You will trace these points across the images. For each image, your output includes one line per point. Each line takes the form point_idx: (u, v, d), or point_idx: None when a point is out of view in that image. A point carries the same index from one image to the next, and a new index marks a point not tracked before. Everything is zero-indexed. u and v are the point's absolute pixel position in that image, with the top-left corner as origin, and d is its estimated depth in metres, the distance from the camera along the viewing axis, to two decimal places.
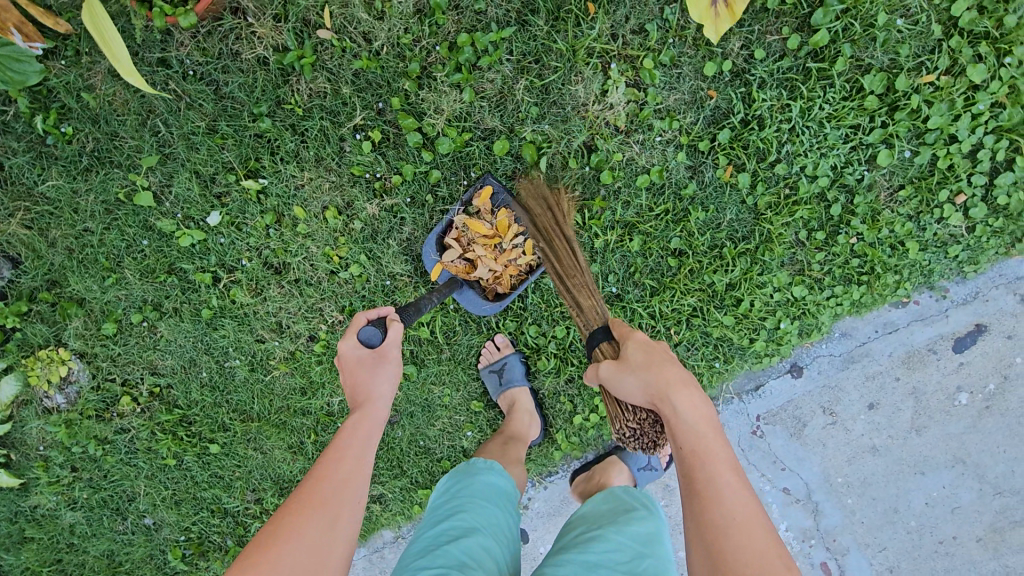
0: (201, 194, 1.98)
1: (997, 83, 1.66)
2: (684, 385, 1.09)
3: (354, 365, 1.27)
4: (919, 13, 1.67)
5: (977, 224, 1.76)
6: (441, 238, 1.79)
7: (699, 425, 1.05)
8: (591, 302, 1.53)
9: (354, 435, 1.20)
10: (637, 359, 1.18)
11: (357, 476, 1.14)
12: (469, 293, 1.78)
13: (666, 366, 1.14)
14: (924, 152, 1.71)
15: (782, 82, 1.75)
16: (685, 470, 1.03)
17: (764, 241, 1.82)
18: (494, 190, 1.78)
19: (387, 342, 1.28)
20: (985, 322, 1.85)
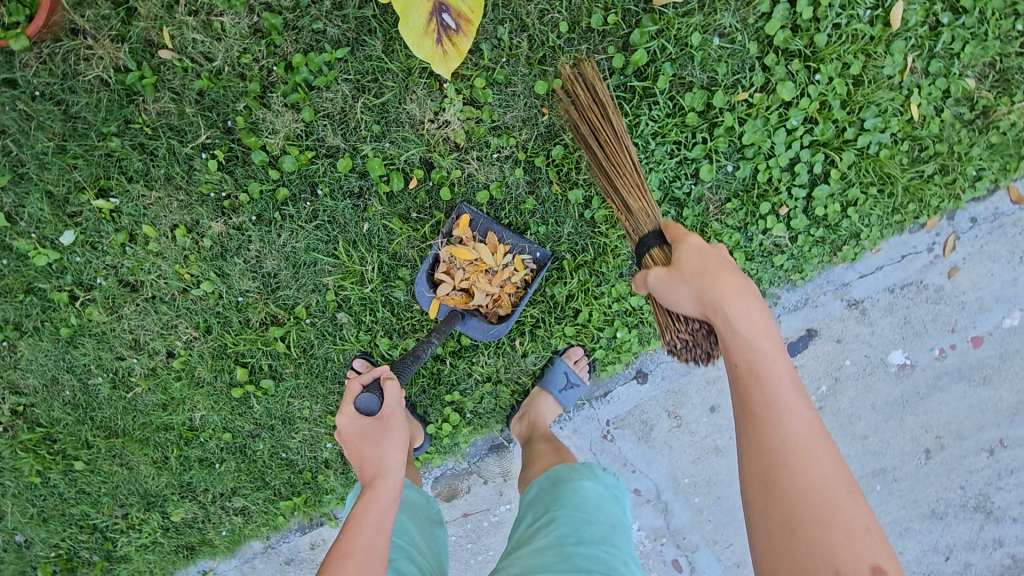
0: (53, 213, 1.97)
1: (806, 99, 1.75)
2: (742, 296, 1.11)
3: (359, 438, 1.32)
4: (734, 32, 1.75)
5: (800, 234, 1.82)
6: (430, 274, 1.76)
7: (783, 385, 1.01)
8: (642, 205, 1.50)
9: (368, 507, 1.20)
10: (688, 266, 1.20)
11: (376, 539, 1.15)
12: (472, 321, 1.74)
13: (720, 271, 1.16)
14: (744, 166, 1.78)
15: None
16: (755, 441, 0.97)
17: (601, 253, 1.87)
18: (472, 218, 1.80)
19: (386, 407, 1.33)
20: (815, 327, 1.92)
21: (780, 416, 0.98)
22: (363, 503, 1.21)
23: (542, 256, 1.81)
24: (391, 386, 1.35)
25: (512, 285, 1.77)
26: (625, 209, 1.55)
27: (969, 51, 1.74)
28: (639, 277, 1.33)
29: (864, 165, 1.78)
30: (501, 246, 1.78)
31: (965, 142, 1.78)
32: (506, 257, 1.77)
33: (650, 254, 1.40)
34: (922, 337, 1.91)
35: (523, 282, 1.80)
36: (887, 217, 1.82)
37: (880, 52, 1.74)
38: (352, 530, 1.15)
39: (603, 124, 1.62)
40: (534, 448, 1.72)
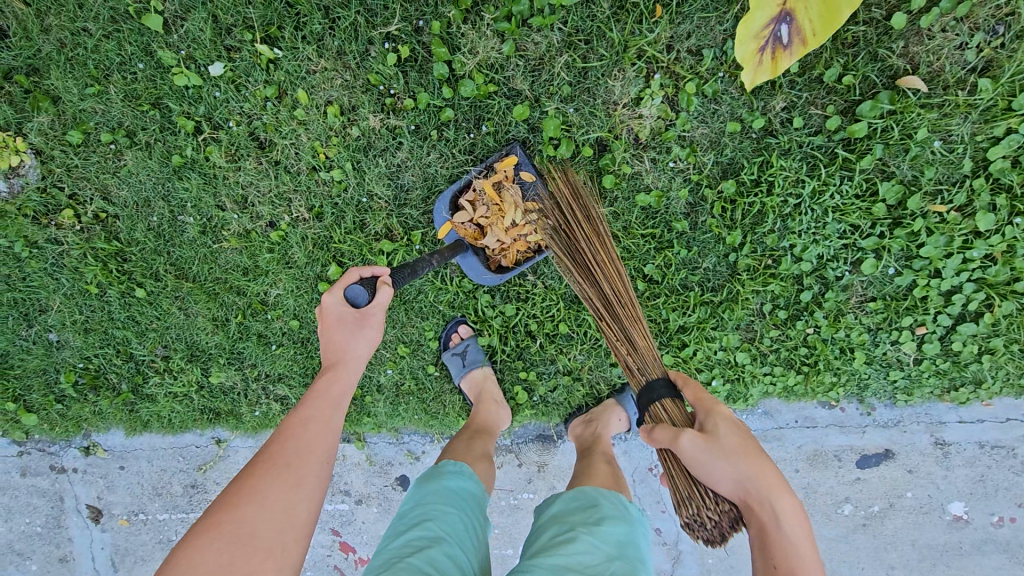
0: (212, 39, 1.88)
1: (998, 237, 1.68)
2: (783, 490, 1.21)
3: (338, 323, 1.32)
4: (958, 142, 1.66)
5: (925, 359, 1.79)
6: (456, 197, 1.75)
7: (795, 530, 1.18)
8: (648, 347, 1.56)
9: (326, 395, 1.27)
10: (733, 445, 1.26)
11: (330, 430, 1.22)
12: (472, 259, 1.73)
13: (761, 467, 1.24)
14: (906, 275, 1.73)
15: (806, 157, 1.73)
16: (773, 561, 1.15)
17: (729, 299, 1.82)
18: (517, 160, 1.72)
19: (368, 306, 1.32)
20: (894, 450, 1.91)
21: None
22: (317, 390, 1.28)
23: None
24: (380, 290, 1.33)
25: (526, 244, 1.74)
26: (626, 342, 1.59)
27: None
28: (665, 432, 1.35)
29: (1019, 321, 1.74)
30: (534, 203, 1.70)
31: None
32: (530, 214, 1.71)
33: (662, 405, 1.45)
34: (988, 500, 1.91)
35: (536, 245, 1.76)
36: (1014, 377, 1.79)
37: None
38: (306, 413, 1.23)
39: (601, 245, 1.63)
40: (592, 463, 1.61)
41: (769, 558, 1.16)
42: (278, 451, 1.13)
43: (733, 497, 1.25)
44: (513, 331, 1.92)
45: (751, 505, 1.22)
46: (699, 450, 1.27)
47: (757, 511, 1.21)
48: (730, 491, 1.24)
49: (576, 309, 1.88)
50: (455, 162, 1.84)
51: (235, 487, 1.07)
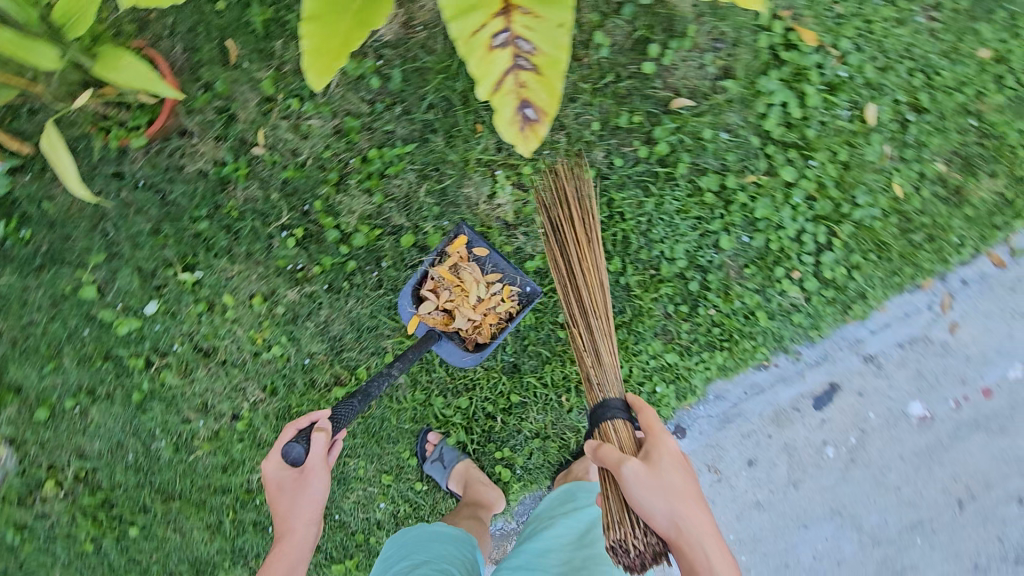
0: (141, 286, 2.19)
1: (805, 180, 2.06)
2: (707, 530, 1.45)
3: (286, 479, 1.77)
4: (738, 128, 2.09)
5: (812, 294, 2.06)
6: (417, 290, 1.96)
7: (717, 565, 1.41)
8: (612, 361, 1.74)
9: (294, 539, 1.75)
10: (678, 487, 1.47)
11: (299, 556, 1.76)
12: (449, 344, 1.95)
13: (692, 507, 1.47)
14: (758, 237, 2.06)
15: (638, 184, 2.11)
16: None
17: (637, 314, 2.08)
18: (468, 239, 1.98)
19: (308, 461, 1.71)
20: (837, 381, 2.09)
21: None
22: (285, 546, 1.74)
23: (530, 290, 1.98)
24: (318, 438, 1.68)
25: (494, 315, 1.96)
26: (593, 354, 1.77)
27: (936, 142, 2.11)
28: (618, 454, 1.51)
29: (862, 235, 2.06)
30: (492, 276, 1.97)
31: (947, 215, 2.08)
32: (494, 287, 1.96)
33: (613, 423, 1.63)
34: (937, 389, 2.08)
35: (507, 314, 1.97)
36: (887, 279, 2.07)
37: (861, 142, 2.10)
38: (281, 551, 1.74)
39: (590, 259, 1.81)
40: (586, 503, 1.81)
41: None
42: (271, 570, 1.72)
43: (664, 531, 1.46)
44: (475, 419, 2.09)
45: (679, 540, 1.45)
46: (646, 480, 1.46)
47: (684, 548, 1.43)
48: (664, 524, 1.45)
49: (518, 376, 2.08)
50: (372, 299, 2.14)
51: None
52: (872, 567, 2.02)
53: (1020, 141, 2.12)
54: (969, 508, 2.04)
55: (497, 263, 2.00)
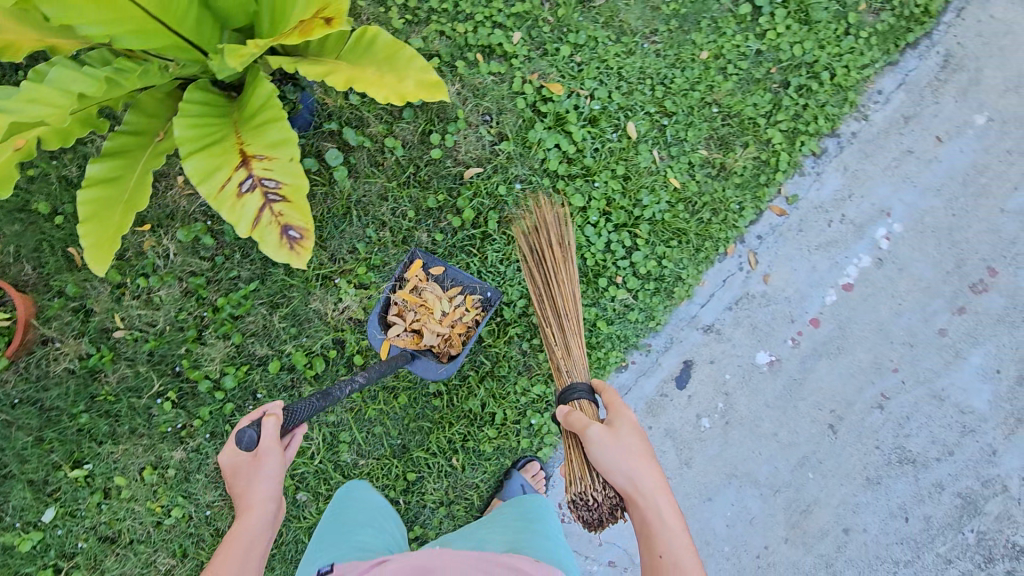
0: (34, 497, 2.23)
1: (595, 201, 2.40)
2: (663, 491, 1.47)
3: (238, 473, 1.48)
4: (527, 177, 2.43)
5: (638, 291, 2.32)
6: (383, 317, 2.11)
7: (674, 523, 1.43)
8: (581, 354, 1.85)
9: (240, 541, 1.41)
10: (631, 446, 1.52)
11: (252, 556, 1.41)
12: (425, 360, 2.08)
13: (645, 465, 1.50)
14: (573, 260, 2.34)
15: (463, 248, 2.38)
16: (653, 553, 1.40)
17: (496, 361, 2.26)
18: (423, 262, 2.18)
19: (261, 444, 1.45)
20: (689, 357, 2.30)
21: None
22: (234, 543, 1.40)
23: (491, 295, 2.17)
24: (268, 422, 1.44)
25: (461, 325, 2.12)
26: (563, 349, 1.87)
27: (691, 134, 2.50)
28: (580, 420, 1.59)
29: (658, 228, 2.38)
30: (452, 289, 2.16)
31: (721, 189, 2.44)
32: (456, 300, 2.14)
33: (580, 402, 1.71)
34: (772, 334, 2.32)
35: (473, 321, 2.14)
36: (696, 258, 2.36)
37: (632, 154, 2.46)
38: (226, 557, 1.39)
39: (564, 277, 1.94)
40: None
41: (644, 543, 1.43)
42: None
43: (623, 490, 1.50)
44: None
45: (637, 499, 1.47)
46: (603, 442, 1.51)
47: (640, 503, 1.46)
48: (622, 484, 1.49)
49: (407, 456, 2.21)
50: None
51: None
52: (780, 513, 2.16)
53: (756, 113, 2.53)
54: (840, 429, 2.23)
55: (455, 277, 2.19)
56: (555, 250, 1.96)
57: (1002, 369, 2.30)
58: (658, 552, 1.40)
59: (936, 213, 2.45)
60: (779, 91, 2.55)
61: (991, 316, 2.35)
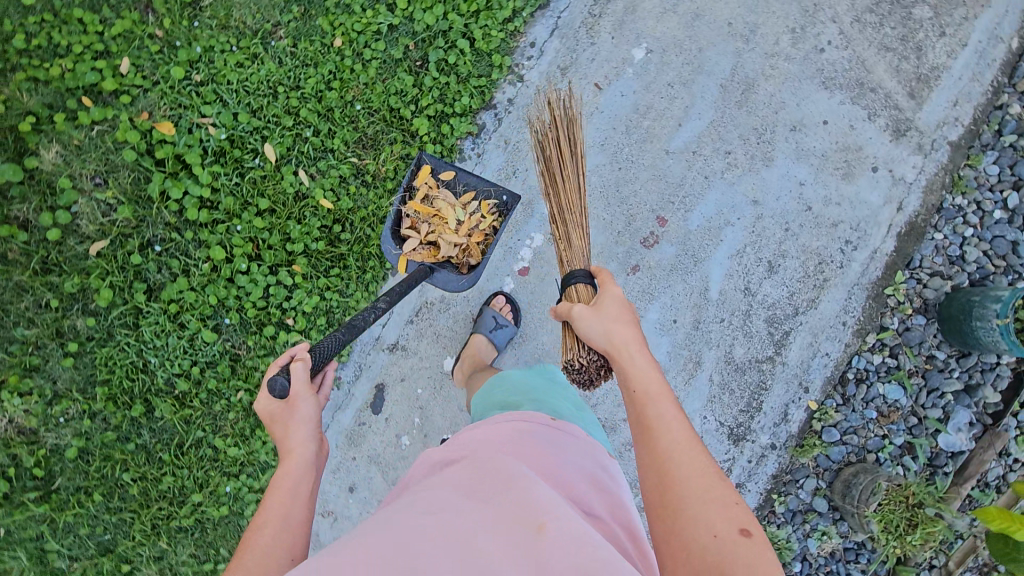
0: None
1: (239, 246, 2.28)
2: (638, 346, 1.28)
3: (274, 420, 1.41)
4: (165, 236, 2.29)
5: (309, 330, 2.30)
6: (396, 231, 2.06)
7: (651, 379, 1.22)
8: (581, 246, 1.73)
9: (285, 480, 1.30)
10: (609, 311, 1.35)
11: (299, 503, 1.28)
12: (445, 272, 2.04)
13: (622, 331, 1.31)
14: (232, 316, 2.28)
15: (122, 325, 2.29)
16: (631, 398, 1.21)
17: (181, 436, 2.29)
18: (431, 166, 2.10)
19: (294, 389, 1.40)
20: (381, 381, 2.34)
21: (662, 427, 1.13)
22: (281, 482, 1.30)
23: (506, 199, 2.08)
24: (299, 366, 1.42)
25: (478, 232, 2.06)
26: (564, 239, 1.75)
27: (337, 142, 2.32)
28: (561, 305, 1.46)
29: (315, 258, 2.31)
30: (465, 195, 2.09)
31: (375, 199, 2.31)
32: (471, 207, 2.07)
33: (576, 289, 1.54)
34: (457, 338, 2.36)
35: (490, 229, 2.08)
36: (364, 279, 2.31)
37: (272, 181, 2.31)
38: (277, 487, 1.29)
39: (570, 178, 1.78)
40: None
41: (628, 394, 1.22)
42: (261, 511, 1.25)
43: (604, 351, 1.32)
44: None
45: (616, 353, 1.28)
46: (583, 314, 1.36)
47: (619, 358, 1.27)
48: (599, 346, 1.32)
49: (113, 553, 2.29)
50: None
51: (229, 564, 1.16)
52: None
53: (400, 101, 2.33)
54: None
55: (468, 182, 2.11)
56: (563, 140, 1.79)
57: (678, 317, 2.34)
58: (636, 394, 1.20)
59: (602, 171, 2.38)
60: (420, 70, 2.34)
61: (664, 268, 2.35)
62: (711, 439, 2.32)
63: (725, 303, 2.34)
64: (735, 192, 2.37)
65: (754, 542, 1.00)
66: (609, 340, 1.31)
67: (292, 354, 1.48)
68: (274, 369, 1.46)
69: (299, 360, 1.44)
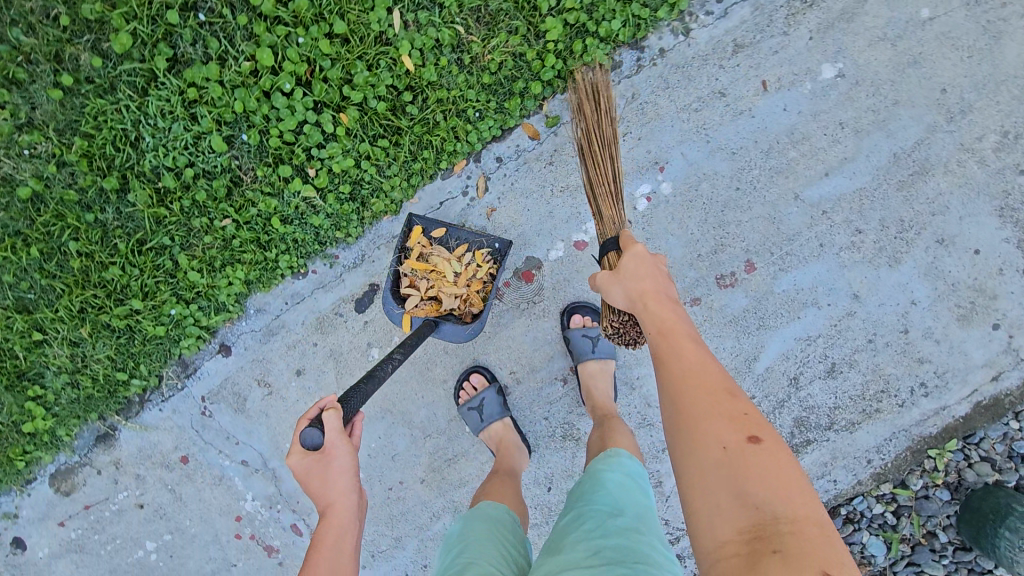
0: None
1: (290, 65, 1.89)
2: (655, 294, 1.34)
3: (310, 477, 1.26)
4: (217, 8, 1.88)
5: (327, 192, 1.99)
6: (395, 291, 1.89)
7: (668, 320, 1.29)
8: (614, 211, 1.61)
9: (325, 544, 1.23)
10: (630, 267, 1.37)
11: (343, 563, 1.23)
12: (449, 326, 1.88)
13: (640, 278, 1.36)
14: (251, 135, 1.93)
15: (130, 82, 1.90)
16: (655, 346, 1.26)
17: (146, 233, 1.98)
18: (423, 226, 1.94)
19: (328, 442, 1.21)
20: (376, 282, 2.11)
21: (680, 362, 1.20)
22: (324, 548, 1.22)
23: (499, 245, 1.95)
24: (333, 419, 1.22)
25: (478, 282, 1.93)
26: (603, 199, 1.62)
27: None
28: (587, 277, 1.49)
29: (369, 119, 1.95)
30: (459, 245, 1.95)
31: (463, 84, 1.94)
32: (465, 258, 1.94)
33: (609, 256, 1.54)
34: None
35: (489, 276, 1.95)
36: (409, 167, 2.01)
37: (361, 8, 1.88)
38: (318, 556, 1.22)
39: (604, 131, 1.69)
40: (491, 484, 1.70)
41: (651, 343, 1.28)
42: None
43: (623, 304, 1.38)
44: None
45: (635, 303, 1.34)
46: (601, 278, 1.41)
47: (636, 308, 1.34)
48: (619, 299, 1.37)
49: (30, 317, 2.00)
50: None
51: None
52: (422, 455, 2.09)
53: None
54: (504, 376, 2.09)
55: (460, 236, 1.97)
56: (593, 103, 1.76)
57: None
58: (658, 342, 1.26)
59: (717, 181, 2.07)
60: None
61: (724, 316, 2.08)
62: (675, 504, 2.11)
63: (763, 382, 2.08)
64: (840, 275, 2.06)
65: (764, 447, 1.03)
66: (624, 293, 1.36)
67: (320, 403, 1.25)
68: (305, 422, 1.23)
69: (334, 411, 1.23)
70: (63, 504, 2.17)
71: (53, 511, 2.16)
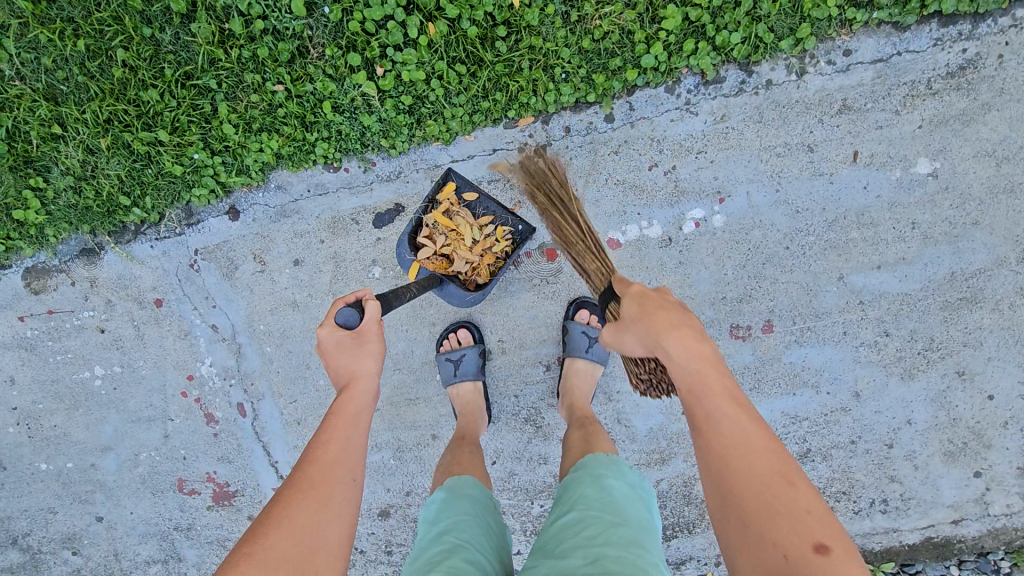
0: None
1: None
2: (672, 332, 1.19)
3: (335, 353, 1.26)
4: None
5: (387, 97, 1.90)
6: (412, 238, 1.84)
7: (688, 366, 1.14)
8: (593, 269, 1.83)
9: (338, 421, 1.18)
10: (631, 314, 1.32)
11: (351, 446, 1.16)
12: (451, 288, 1.84)
13: (661, 322, 1.23)
14: (334, 10, 1.83)
15: None
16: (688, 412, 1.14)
17: (197, 69, 1.89)
18: (458, 185, 1.88)
19: (365, 325, 1.27)
20: (403, 203, 2.05)
21: (713, 431, 1.07)
22: (334, 430, 1.16)
23: (522, 229, 1.91)
24: (372, 304, 1.28)
25: (491, 256, 1.90)
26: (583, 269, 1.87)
27: None
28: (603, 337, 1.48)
29: (455, 39, 1.85)
30: (485, 216, 1.90)
31: (561, 40, 1.84)
32: (487, 229, 1.89)
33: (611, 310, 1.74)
34: None
35: (503, 253, 1.91)
36: (475, 103, 1.92)
37: None
38: (325, 434, 1.15)
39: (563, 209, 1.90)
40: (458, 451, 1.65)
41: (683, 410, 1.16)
42: (304, 472, 1.08)
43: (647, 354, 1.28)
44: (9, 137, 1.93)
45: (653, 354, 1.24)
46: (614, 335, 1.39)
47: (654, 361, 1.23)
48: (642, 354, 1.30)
49: (55, 107, 1.91)
50: None
51: (254, 533, 0.97)
52: (385, 386, 2.06)
53: None
54: (491, 341, 2.05)
55: (488, 206, 1.91)
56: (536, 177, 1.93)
57: None
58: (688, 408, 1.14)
59: (769, 233, 1.99)
60: None
61: None
62: None
63: None
64: (850, 369, 2.00)
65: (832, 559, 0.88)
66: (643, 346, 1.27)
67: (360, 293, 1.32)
68: (339, 305, 1.28)
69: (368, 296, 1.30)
70: (29, 300, 2.14)
71: (16, 304, 2.13)
